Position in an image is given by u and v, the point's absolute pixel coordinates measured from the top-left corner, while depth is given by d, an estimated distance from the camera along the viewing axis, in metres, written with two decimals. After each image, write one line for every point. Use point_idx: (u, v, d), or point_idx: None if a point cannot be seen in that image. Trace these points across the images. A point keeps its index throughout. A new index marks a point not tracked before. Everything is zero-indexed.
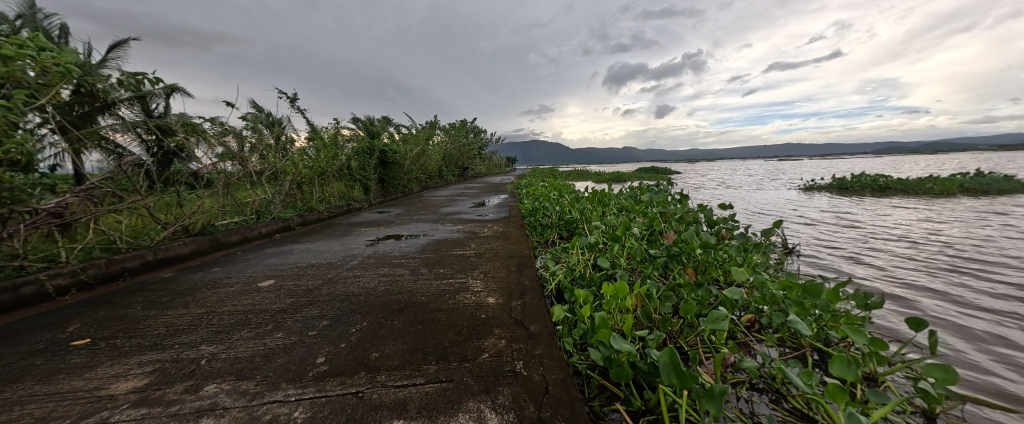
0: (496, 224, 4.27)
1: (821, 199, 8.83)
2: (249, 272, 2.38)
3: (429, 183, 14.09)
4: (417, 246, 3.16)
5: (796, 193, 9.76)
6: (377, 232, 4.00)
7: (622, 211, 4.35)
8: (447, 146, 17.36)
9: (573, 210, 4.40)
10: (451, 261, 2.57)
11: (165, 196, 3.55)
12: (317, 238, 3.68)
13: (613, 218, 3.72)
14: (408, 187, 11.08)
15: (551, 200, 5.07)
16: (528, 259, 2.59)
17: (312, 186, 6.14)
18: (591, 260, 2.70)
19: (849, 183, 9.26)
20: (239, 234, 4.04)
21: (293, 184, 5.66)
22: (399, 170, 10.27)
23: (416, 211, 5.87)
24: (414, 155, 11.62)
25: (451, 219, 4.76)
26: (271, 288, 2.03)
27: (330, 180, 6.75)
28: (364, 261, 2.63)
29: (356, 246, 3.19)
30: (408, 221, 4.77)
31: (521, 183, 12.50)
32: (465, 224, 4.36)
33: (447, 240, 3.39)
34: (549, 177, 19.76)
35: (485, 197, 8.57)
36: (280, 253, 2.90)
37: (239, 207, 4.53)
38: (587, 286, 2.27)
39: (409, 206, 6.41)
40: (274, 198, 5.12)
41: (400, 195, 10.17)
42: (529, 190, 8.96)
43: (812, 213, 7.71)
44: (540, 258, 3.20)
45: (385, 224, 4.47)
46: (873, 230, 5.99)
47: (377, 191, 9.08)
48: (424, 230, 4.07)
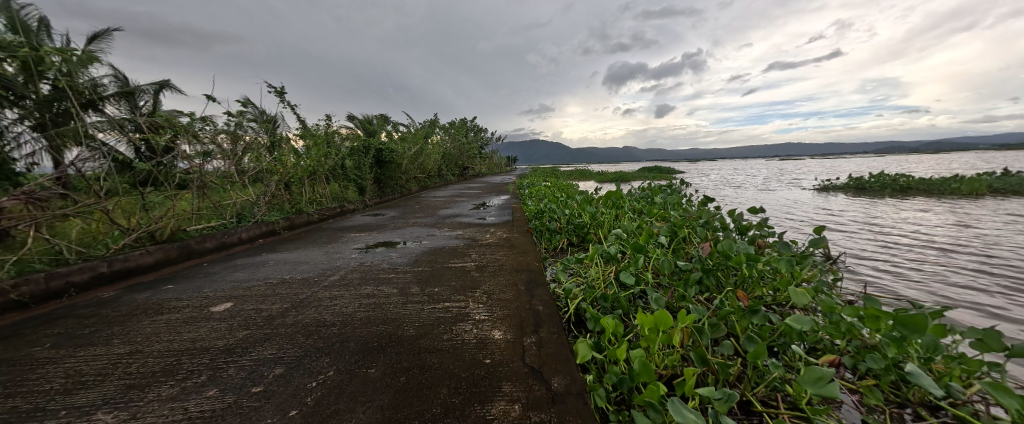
0: (500, 229, 3.88)
1: (839, 200, 8.44)
2: (205, 291, 1.99)
3: (428, 183, 13.68)
4: (410, 256, 2.78)
5: (810, 194, 9.37)
6: (368, 238, 3.63)
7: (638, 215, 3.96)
8: (447, 145, 16.95)
9: (584, 214, 4.01)
10: (449, 277, 2.18)
11: (127, 198, 3.18)
12: (299, 246, 3.29)
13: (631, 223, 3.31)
14: (406, 187, 10.68)
15: (557, 202, 4.66)
16: (538, 274, 2.20)
17: (303, 186, 5.76)
18: (613, 275, 2.29)
19: (866, 183, 8.88)
20: (214, 240, 3.66)
21: (281, 185, 5.27)
22: (397, 170, 9.87)
23: (414, 213, 5.50)
24: (412, 154, 11.22)
25: (449, 223, 4.37)
26: (226, 315, 1.65)
27: (321, 179, 6.36)
28: (345, 276, 2.25)
29: (339, 256, 2.80)
30: (404, 225, 4.40)
31: (523, 182, 12.09)
32: (465, 229, 3.98)
33: (444, 248, 2.99)
34: (551, 177, 19.36)
35: (486, 197, 8.18)
36: (250, 265, 2.53)
37: (217, 210, 4.14)
38: (612, 309, 1.88)
39: (406, 208, 6.03)
40: (259, 200, 4.73)
41: (398, 195, 9.77)
42: (533, 191, 8.57)
43: (831, 215, 7.31)
44: (550, 269, 2.81)
45: (378, 229, 4.09)
46: (902, 233, 5.61)
47: (373, 191, 8.68)
48: (419, 235, 3.69)
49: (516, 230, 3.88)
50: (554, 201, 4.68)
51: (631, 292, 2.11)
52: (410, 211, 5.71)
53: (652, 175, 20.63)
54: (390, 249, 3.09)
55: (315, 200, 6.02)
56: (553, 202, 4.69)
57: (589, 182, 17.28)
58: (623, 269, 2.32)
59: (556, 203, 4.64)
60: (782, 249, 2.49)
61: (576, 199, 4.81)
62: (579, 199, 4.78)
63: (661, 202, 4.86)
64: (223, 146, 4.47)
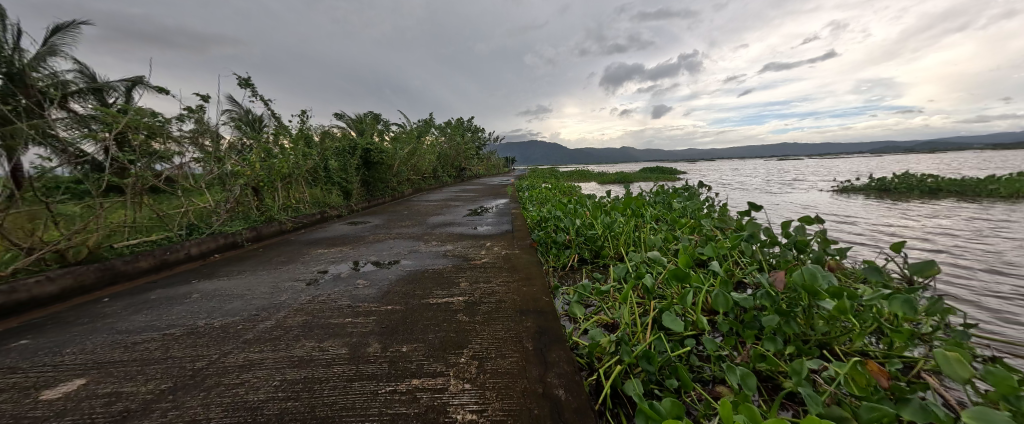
0: (498, 243, 3.23)
1: (862, 203, 7.87)
2: (62, 354, 1.35)
3: (422, 185, 13.02)
4: (381, 285, 2.13)
5: (829, 196, 8.80)
6: (335, 255, 2.97)
7: (663, 226, 3.33)
8: (442, 146, 16.32)
9: (596, 225, 3.38)
10: (426, 325, 1.56)
11: (33, 208, 2.54)
12: (246, 267, 2.62)
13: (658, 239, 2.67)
14: (398, 190, 10.03)
15: (562, 207, 4.02)
16: (551, 319, 1.58)
17: (274, 191, 5.10)
18: (653, 317, 1.68)
19: (890, 184, 8.32)
20: (151, 257, 3.02)
21: (248, 190, 4.61)
22: (387, 172, 9.22)
23: (401, 220, 4.86)
24: (405, 154, 10.58)
25: (439, 235, 3.72)
26: (52, 412, 1.02)
27: (298, 182, 5.69)
28: (281, 323, 1.61)
29: (287, 285, 2.15)
30: (386, 237, 3.75)
31: (522, 184, 11.45)
32: (455, 242, 3.33)
33: (426, 274, 2.33)
34: (551, 177, 18.77)
35: (484, 201, 7.54)
36: (160, 304, 1.87)
37: (162, 221, 3.50)
38: (663, 382, 1.27)
39: (393, 215, 5.39)
40: (218, 207, 4.10)
41: (388, 199, 9.12)
42: (533, 195, 7.94)
43: (859, 219, 6.72)
44: (561, 302, 2.18)
45: (353, 242, 3.43)
46: (948, 242, 5.02)
47: (361, 195, 8.02)
48: (400, 252, 3.04)
49: (517, 243, 3.23)
50: (560, 207, 4.04)
51: (684, 346, 1.49)
52: (397, 218, 5.06)
53: (655, 176, 20.06)
54: (358, 272, 2.44)
55: (290, 206, 5.35)
56: (559, 208, 4.04)
57: (591, 184, 16.72)
58: (667, 309, 1.69)
59: (563, 209, 4.00)
60: (870, 275, 1.92)
61: (585, 206, 4.16)
62: (588, 205, 4.15)
63: (682, 208, 4.23)
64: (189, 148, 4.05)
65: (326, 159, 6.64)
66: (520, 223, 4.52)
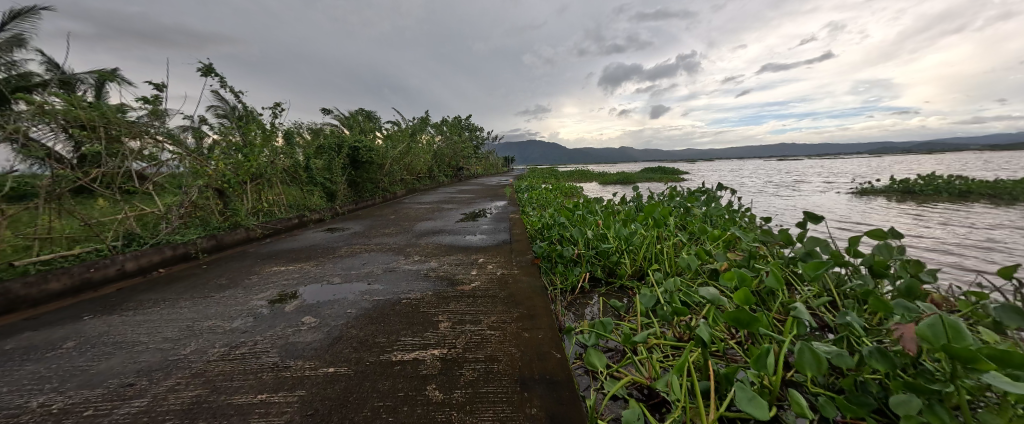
0: (493, 259, 2.68)
1: (886, 205, 7.36)
2: None
3: (417, 186, 12.45)
4: (331, 326, 1.58)
5: (847, 198, 8.30)
6: (292, 274, 2.40)
7: (690, 237, 2.79)
8: (438, 146, 15.79)
9: (610, 237, 2.83)
10: (375, 414, 1.00)
11: None
12: (171, 293, 2.06)
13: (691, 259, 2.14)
14: (390, 191, 9.46)
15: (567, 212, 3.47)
16: (568, 401, 1.03)
17: (243, 193, 4.53)
18: (719, 392, 1.13)
19: (914, 186, 7.82)
20: (67, 276, 2.48)
21: (209, 192, 4.05)
22: (377, 171, 8.65)
23: (384, 227, 4.29)
24: (397, 153, 10.00)
25: (423, 247, 3.16)
26: None
27: (272, 182, 5.12)
28: (156, 403, 1.06)
29: (205, 325, 1.60)
30: (362, 248, 3.19)
31: (521, 185, 10.88)
32: (441, 258, 2.78)
33: (396, 307, 1.78)
34: (550, 177, 18.21)
35: (480, 204, 7.01)
36: (5, 361, 1.31)
37: (91, 232, 2.95)
38: None
39: (378, 220, 4.84)
40: (170, 213, 3.54)
41: (378, 200, 8.53)
42: (533, 197, 7.38)
43: (887, 224, 6.20)
44: (575, 349, 1.63)
45: (319, 256, 2.87)
46: (996, 250, 4.51)
47: (348, 196, 7.46)
48: (370, 270, 2.47)
49: (515, 259, 2.68)
50: (565, 212, 3.48)
51: None
52: (381, 224, 4.50)
53: (658, 176, 19.55)
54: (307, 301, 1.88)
55: (261, 210, 4.78)
56: (564, 214, 3.50)
57: (593, 184, 16.19)
58: (739, 379, 1.15)
59: (567, 214, 3.45)
60: (1006, 319, 1.39)
61: (594, 212, 3.61)
62: (596, 212, 3.59)
63: (706, 216, 3.68)
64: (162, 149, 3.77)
65: (307, 157, 6.06)
66: (519, 230, 3.96)
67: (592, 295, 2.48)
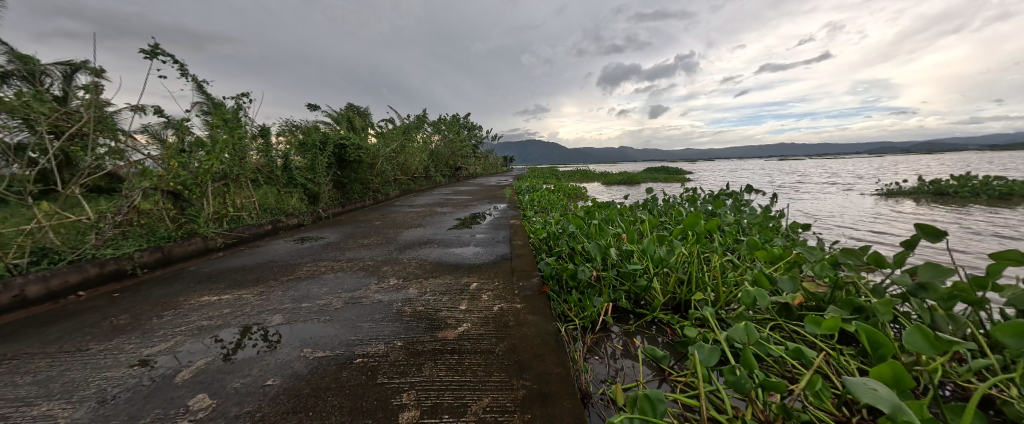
0: (490, 285, 2.09)
1: (918, 209, 6.81)
2: None
3: (413, 186, 11.87)
4: (228, 419, 0.99)
5: (873, 201, 7.74)
6: (221, 307, 1.80)
7: (740, 257, 2.19)
8: (435, 146, 15.24)
9: (637, 255, 2.27)
10: None
11: None
12: (35, 341, 1.47)
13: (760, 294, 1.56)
14: (381, 192, 8.89)
15: (579, 221, 2.89)
16: None
17: (203, 197, 3.93)
18: None
19: (946, 188, 7.26)
20: None
21: (158, 195, 3.45)
22: (367, 171, 8.06)
23: (363, 236, 3.70)
24: (390, 152, 9.42)
25: (404, 265, 2.57)
26: None
27: (242, 183, 4.52)
28: None
29: (29, 415, 1.01)
30: (330, 265, 2.60)
31: (522, 186, 10.25)
32: (424, 281, 2.19)
33: (343, 375, 1.19)
34: (551, 177, 17.66)
35: (478, 207, 6.46)
36: None
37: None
38: None
39: (361, 227, 4.27)
40: (103, 220, 2.95)
41: (368, 202, 7.93)
42: (536, 201, 6.82)
43: (927, 228, 5.63)
44: None
45: (270, 278, 2.27)
46: None
47: (334, 198, 6.89)
48: (329, 300, 1.88)
49: (517, 284, 2.10)
50: (576, 220, 2.91)
51: None
52: (362, 232, 3.91)
53: (662, 177, 19.01)
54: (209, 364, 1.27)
55: (225, 216, 4.17)
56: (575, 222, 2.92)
57: (595, 185, 15.64)
58: None
59: (579, 223, 2.88)
60: None
61: (611, 222, 3.04)
62: (614, 221, 3.02)
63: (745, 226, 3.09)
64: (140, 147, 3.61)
65: (286, 155, 5.49)
66: (521, 241, 3.37)
67: (618, 334, 1.91)
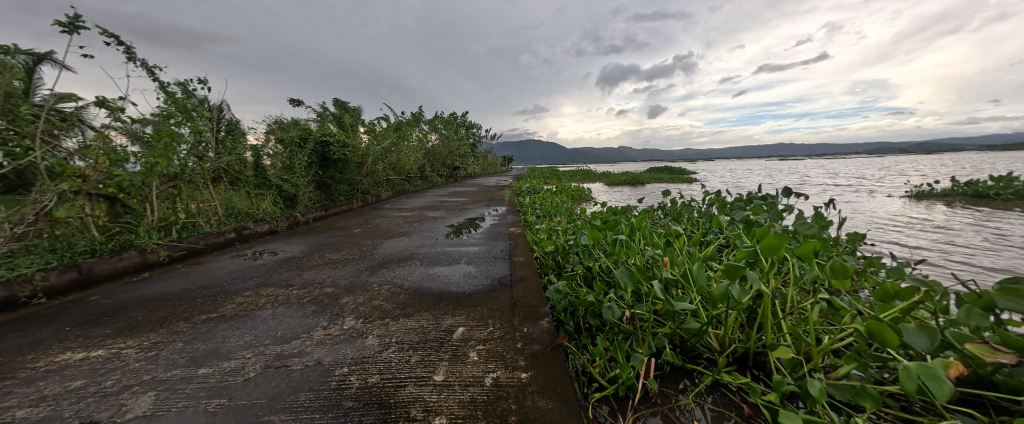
0: (483, 332, 1.48)
1: (957, 213, 6.22)
2: None
3: (407, 187, 11.28)
4: None
5: (902, 203, 7.16)
6: (72, 376, 1.20)
7: (833, 291, 1.57)
8: (431, 145, 14.66)
9: (683, 285, 1.68)
10: None
11: None
12: None
13: (924, 374, 0.96)
14: (371, 194, 8.30)
15: (597, 232, 2.30)
16: None
17: (147, 202, 3.33)
18: None
19: (984, 189, 6.67)
20: None
21: (85, 200, 2.86)
22: (355, 171, 7.44)
23: (333, 249, 3.08)
24: (381, 150, 8.78)
25: (371, 293, 1.96)
26: None
27: (199, 185, 3.90)
28: None
29: None
30: (273, 294, 1.97)
31: (523, 187, 9.66)
32: (392, 323, 1.59)
33: None
34: (552, 178, 17.07)
35: (475, 210, 5.88)
36: None
37: None
38: None
39: (336, 236, 3.68)
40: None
41: (356, 205, 7.34)
42: (538, 204, 6.25)
43: (974, 236, 5.05)
44: None
45: (179, 318, 1.65)
46: None
47: (317, 201, 6.31)
48: (242, 362, 1.27)
49: (521, 331, 1.49)
50: (593, 232, 2.32)
51: None
52: (334, 244, 3.29)
53: (667, 177, 18.43)
54: None
55: (174, 223, 3.55)
56: (593, 234, 2.33)
57: (597, 186, 15.07)
58: None
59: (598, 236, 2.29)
60: None
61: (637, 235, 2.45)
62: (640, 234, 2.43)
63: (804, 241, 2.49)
64: (80, 142, 3.07)
65: (258, 153, 4.89)
66: (523, 255, 2.75)
67: (667, 408, 1.31)
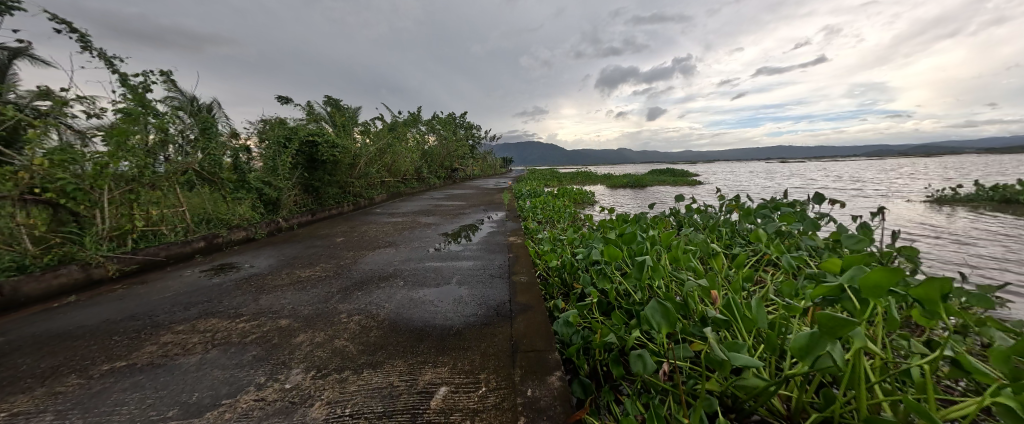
0: (471, 398, 1.09)
1: (986, 219, 5.84)
2: None
3: (403, 189, 10.91)
4: None
5: (923, 208, 6.79)
6: None
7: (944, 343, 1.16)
8: (428, 147, 14.29)
9: (735, 326, 1.27)
10: None
11: None
12: None
13: None
14: (364, 197, 7.92)
15: (615, 249, 1.90)
16: None
17: (97, 209, 2.93)
18: None
19: (1013, 195, 6.29)
20: None
21: (15, 207, 2.49)
22: (345, 173, 7.03)
23: (306, 263, 2.67)
24: (375, 151, 8.38)
25: (335, 330, 1.56)
26: None
27: (162, 188, 3.49)
28: None
29: None
30: (212, 329, 1.57)
31: (524, 190, 9.27)
32: (352, 379, 1.19)
33: None
34: (552, 180, 16.70)
35: (472, 215, 5.50)
36: None
37: None
38: None
39: (316, 246, 3.29)
40: None
41: (346, 208, 6.97)
42: (540, 208, 5.87)
43: (1011, 246, 4.67)
44: None
45: (73, 369, 1.26)
46: None
47: (303, 205, 5.93)
48: None
49: (523, 396, 1.09)
50: (610, 248, 1.92)
51: None
52: (310, 256, 2.89)
53: (670, 179, 18.11)
54: None
55: (131, 232, 3.14)
56: (609, 251, 1.93)
57: (599, 188, 14.70)
58: None
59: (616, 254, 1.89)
60: None
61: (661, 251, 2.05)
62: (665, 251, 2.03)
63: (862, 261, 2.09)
64: (18, 141, 2.69)
65: (237, 154, 4.50)
66: (526, 274, 2.35)
67: None
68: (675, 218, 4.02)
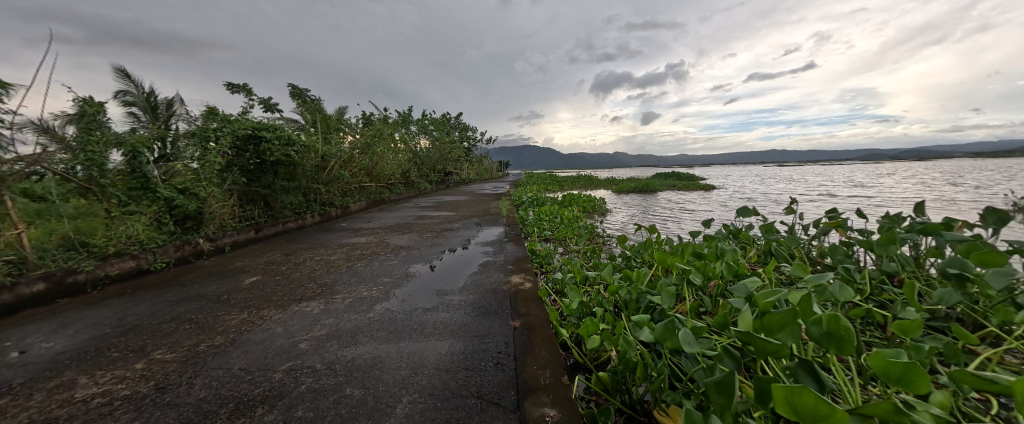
0: None
1: None
2: None
3: (387, 195, 9.65)
4: None
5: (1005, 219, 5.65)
6: None
7: None
8: (418, 149, 13.04)
9: None
10: None
11: None
12: None
13: None
14: (334, 205, 6.69)
15: (826, 405, 0.66)
16: None
17: None
18: None
19: None
20: None
21: None
22: (309, 177, 5.78)
23: (128, 351, 1.40)
24: (350, 152, 7.11)
25: None
26: None
27: None
28: None
29: None
30: None
31: (525, 196, 8.06)
32: None
33: None
34: (552, 183, 15.55)
35: (460, 232, 4.27)
36: None
37: None
38: None
39: (198, 297, 2.04)
40: None
41: (308, 220, 5.73)
42: (548, 222, 4.66)
43: None
44: None
45: None
46: None
47: (247, 218, 4.69)
48: None
49: None
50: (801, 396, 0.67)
51: None
52: (158, 326, 1.63)
53: (677, 183, 17.04)
54: None
55: None
56: (791, 397, 0.70)
57: (605, 193, 13.55)
58: None
59: (833, 421, 0.66)
60: None
61: (888, 378, 0.91)
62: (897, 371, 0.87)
63: None
64: None
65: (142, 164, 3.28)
66: (551, 397, 1.09)
67: None
68: (748, 243, 2.79)
